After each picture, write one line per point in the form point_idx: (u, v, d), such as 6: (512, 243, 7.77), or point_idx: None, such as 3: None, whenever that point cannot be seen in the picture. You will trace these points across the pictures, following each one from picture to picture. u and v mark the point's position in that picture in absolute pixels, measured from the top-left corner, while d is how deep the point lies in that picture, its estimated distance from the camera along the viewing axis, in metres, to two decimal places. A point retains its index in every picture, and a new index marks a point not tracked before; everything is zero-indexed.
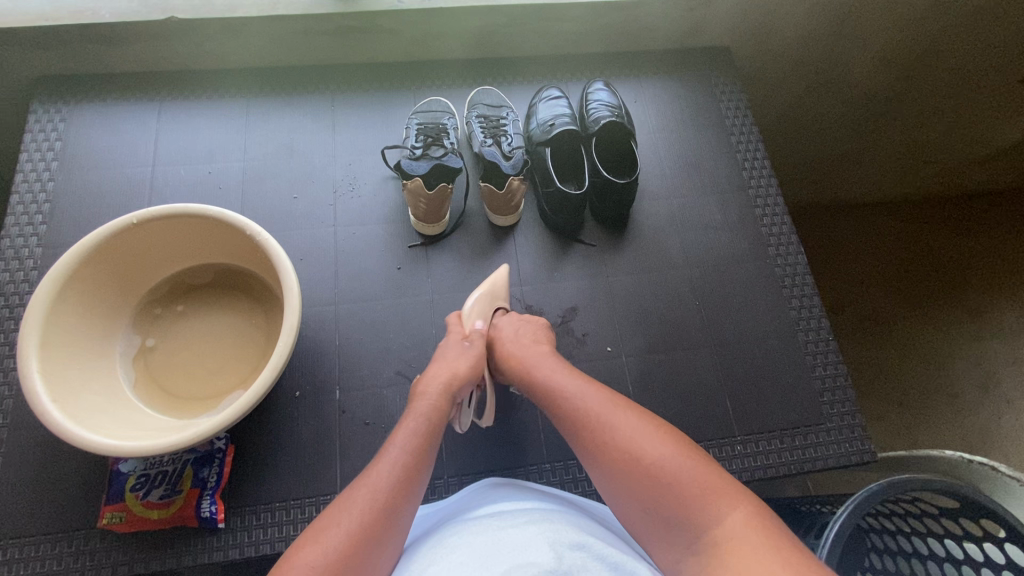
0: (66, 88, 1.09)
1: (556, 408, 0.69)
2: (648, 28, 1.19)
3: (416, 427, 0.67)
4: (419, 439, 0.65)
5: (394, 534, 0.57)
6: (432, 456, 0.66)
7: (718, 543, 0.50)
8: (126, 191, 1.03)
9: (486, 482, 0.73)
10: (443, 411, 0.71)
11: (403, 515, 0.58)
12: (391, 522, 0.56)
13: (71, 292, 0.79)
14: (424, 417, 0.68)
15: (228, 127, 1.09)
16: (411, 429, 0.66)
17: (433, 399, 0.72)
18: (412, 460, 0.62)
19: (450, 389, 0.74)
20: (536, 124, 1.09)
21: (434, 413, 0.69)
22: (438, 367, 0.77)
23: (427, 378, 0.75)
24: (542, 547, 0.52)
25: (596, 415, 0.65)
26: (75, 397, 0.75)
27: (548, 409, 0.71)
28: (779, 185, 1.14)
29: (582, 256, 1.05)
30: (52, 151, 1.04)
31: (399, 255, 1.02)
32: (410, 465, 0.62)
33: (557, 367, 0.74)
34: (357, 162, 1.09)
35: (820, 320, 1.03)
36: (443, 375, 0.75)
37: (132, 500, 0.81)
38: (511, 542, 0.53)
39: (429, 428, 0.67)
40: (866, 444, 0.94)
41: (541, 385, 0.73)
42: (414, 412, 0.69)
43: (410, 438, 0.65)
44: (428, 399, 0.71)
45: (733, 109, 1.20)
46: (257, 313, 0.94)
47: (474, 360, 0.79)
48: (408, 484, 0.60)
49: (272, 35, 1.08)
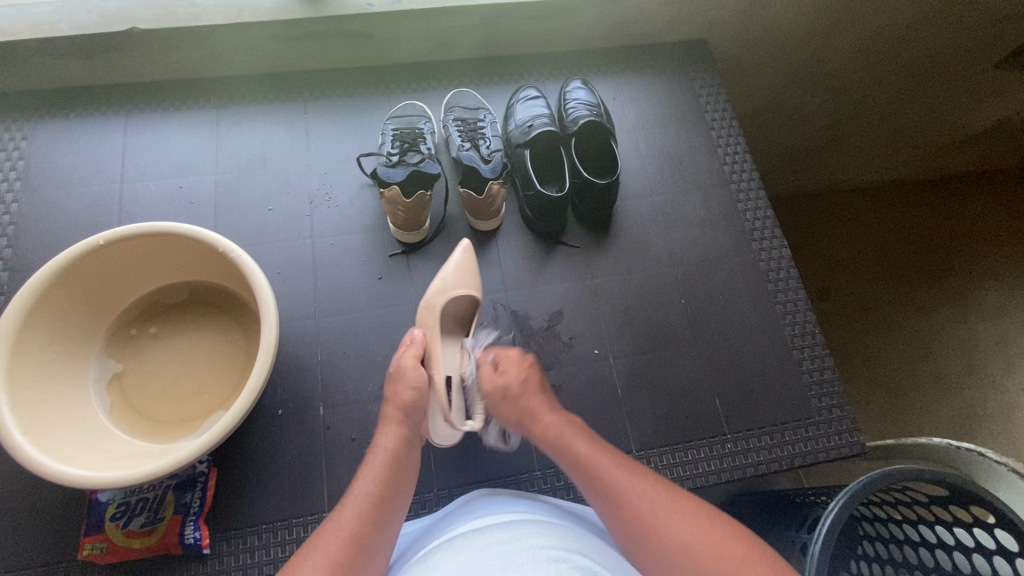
0: (27, 106, 1.05)
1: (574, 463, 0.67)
2: (625, 24, 1.18)
3: (382, 459, 0.66)
4: (383, 471, 0.64)
5: (374, 563, 0.57)
6: (403, 482, 0.65)
7: None
8: (95, 210, 1.00)
9: (473, 493, 0.72)
10: (406, 438, 0.70)
11: (379, 541, 0.58)
12: (364, 553, 0.56)
13: (38, 317, 0.77)
14: (388, 449, 0.67)
15: (199, 138, 1.06)
16: (376, 462, 0.66)
17: (393, 428, 0.70)
18: (379, 490, 0.62)
19: (403, 413, 0.72)
20: (515, 125, 1.07)
21: (394, 441, 0.68)
22: (389, 399, 0.74)
23: (388, 406, 0.73)
24: (527, 565, 0.51)
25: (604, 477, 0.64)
26: (46, 429, 0.73)
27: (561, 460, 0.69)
28: (760, 180, 1.13)
29: (566, 258, 1.03)
30: (16, 170, 1.01)
31: (379, 265, 1.00)
32: (378, 495, 0.61)
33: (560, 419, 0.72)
34: (332, 171, 1.06)
35: (806, 312, 1.03)
36: (393, 404, 0.73)
37: (113, 530, 0.80)
38: (497, 562, 0.52)
39: (397, 458, 0.67)
40: (856, 435, 0.94)
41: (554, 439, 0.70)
42: (376, 445, 0.69)
43: (377, 468, 0.65)
44: (388, 432, 0.70)
45: (712, 103, 1.19)
46: (235, 331, 0.92)
47: (411, 376, 0.74)
48: (378, 515, 0.60)
49: (240, 44, 1.04)
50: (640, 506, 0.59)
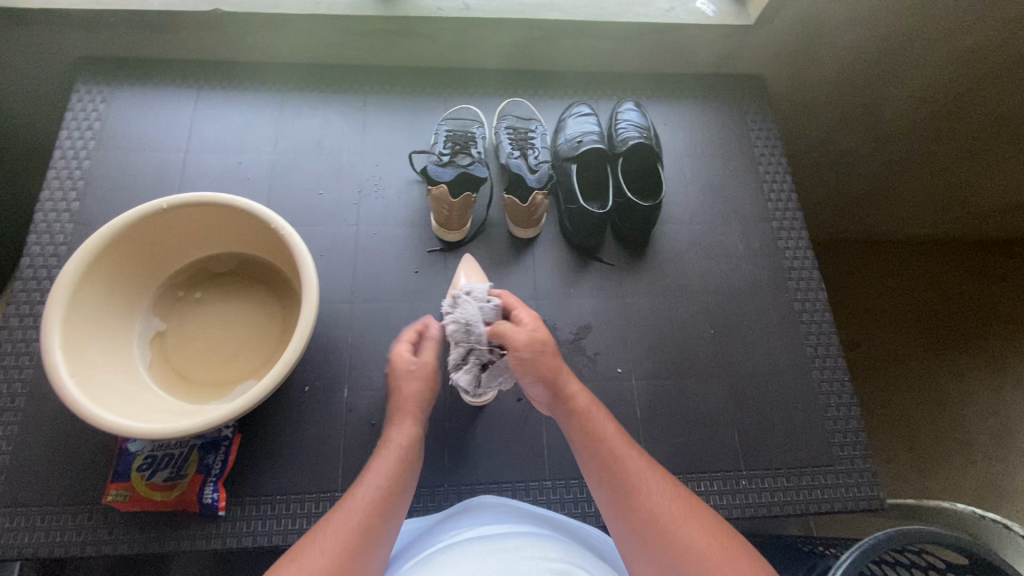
0: (108, 72, 1.12)
1: (576, 429, 0.70)
2: (683, 50, 1.19)
3: (393, 454, 0.67)
4: (393, 465, 0.66)
5: (376, 553, 0.58)
6: (412, 480, 0.67)
7: None
8: (157, 175, 1.05)
9: (475, 500, 0.74)
10: (420, 437, 0.72)
11: (383, 530, 0.60)
12: (371, 546, 0.58)
13: (97, 269, 0.81)
14: (400, 445, 0.69)
15: (261, 118, 1.10)
16: (389, 456, 0.67)
17: (407, 425, 0.72)
18: (389, 484, 0.64)
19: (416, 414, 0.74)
20: (564, 139, 1.09)
21: (409, 438, 0.70)
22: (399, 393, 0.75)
23: (400, 400, 0.75)
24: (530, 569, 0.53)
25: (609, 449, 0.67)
26: (90, 375, 0.77)
27: (564, 425, 0.72)
28: (804, 220, 1.13)
29: (600, 274, 1.04)
30: (91, 130, 1.07)
31: (417, 259, 1.03)
32: (388, 490, 0.63)
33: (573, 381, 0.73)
34: (383, 164, 1.10)
35: (837, 358, 1.01)
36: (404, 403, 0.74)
37: (138, 480, 0.83)
38: (499, 565, 0.54)
39: (407, 455, 0.68)
40: (875, 490, 0.92)
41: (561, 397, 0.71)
42: (390, 440, 0.70)
43: (389, 462, 0.66)
44: (402, 428, 0.72)
45: (762, 138, 1.19)
46: (274, 305, 0.95)
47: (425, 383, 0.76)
48: (384, 509, 0.61)
49: (311, 33, 1.09)
50: (637, 487, 0.63)
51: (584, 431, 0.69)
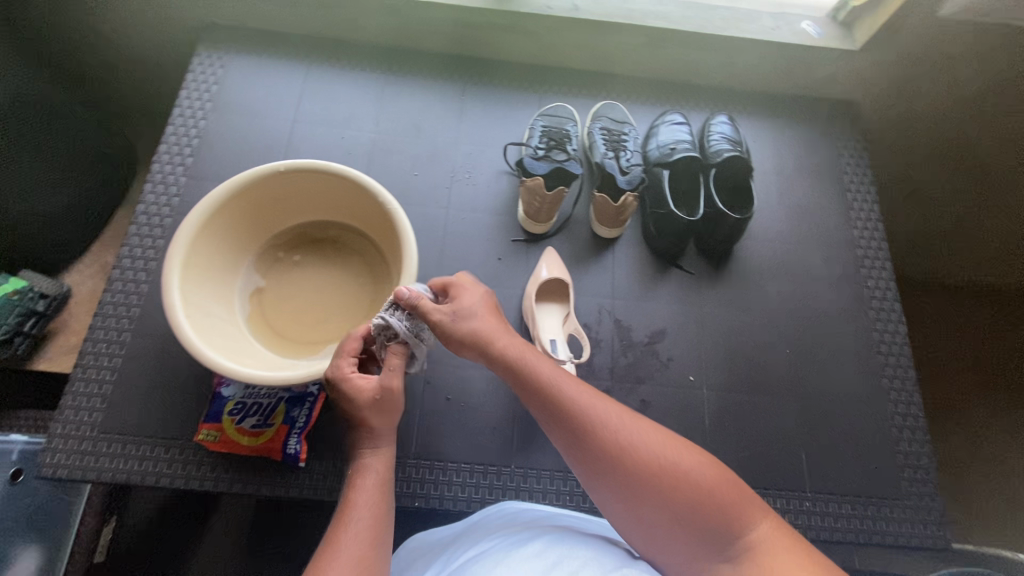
0: (228, 39, 1.18)
1: (531, 390, 0.68)
2: (782, 69, 1.18)
3: (373, 482, 0.64)
4: (377, 492, 0.63)
5: None
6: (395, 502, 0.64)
7: (750, 546, 0.54)
8: (265, 141, 1.11)
9: (494, 509, 0.78)
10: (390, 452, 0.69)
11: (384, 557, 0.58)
12: None
13: (215, 222, 0.87)
14: (376, 471, 0.66)
15: (365, 96, 1.15)
16: (369, 484, 0.64)
17: (374, 445, 0.68)
18: (377, 511, 0.61)
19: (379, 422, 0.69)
20: (656, 145, 1.11)
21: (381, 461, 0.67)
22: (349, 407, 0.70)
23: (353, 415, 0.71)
24: (535, 555, 0.56)
25: (571, 398, 0.65)
26: (201, 319, 0.82)
27: (519, 392, 0.70)
28: (889, 251, 1.11)
29: (678, 281, 1.05)
30: (209, 91, 1.14)
31: (501, 247, 1.06)
32: (377, 516, 0.60)
33: (517, 341, 0.72)
34: (476, 151, 1.13)
35: (913, 393, 1.00)
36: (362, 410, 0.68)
37: (229, 423, 0.88)
38: (507, 557, 0.57)
39: (383, 478, 0.65)
40: (942, 530, 0.91)
41: (509, 360, 0.70)
42: (363, 464, 0.67)
43: (369, 491, 0.63)
44: (372, 450, 0.68)
45: (852, 165, 1.18)
46: (365, 274, 0.99)
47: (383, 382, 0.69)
48: (375, 545, 0.57)
49: (422, 19, 1.13)
50: (608, 430, 0.62)
51: (540, 389, 0.67)
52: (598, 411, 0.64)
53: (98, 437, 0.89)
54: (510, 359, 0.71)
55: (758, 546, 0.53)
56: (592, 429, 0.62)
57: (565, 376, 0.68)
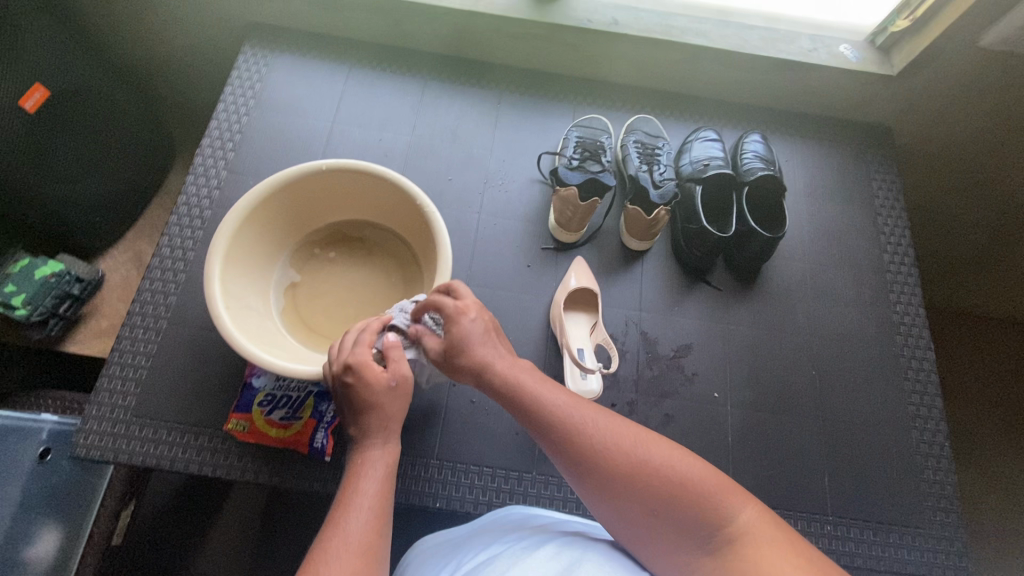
0: (273, 39, 1.21)
1: (516, 402, 0.65)
2: (817, 91, 1.19)
3: (376, 474, 0.63)
4: (379, 483, 0.62)
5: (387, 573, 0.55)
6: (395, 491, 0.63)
7: (736, 536, 0.52)
8: (304, 139, 1.13)
9: (507, 512, 0.79)
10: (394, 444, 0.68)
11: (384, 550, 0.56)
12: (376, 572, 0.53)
13: (258, 216, 0.89)
14: (381, 462, 0.65)
15: (404, 100, 1.18)
16: (372, 476, 0.63)
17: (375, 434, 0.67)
18: (379, 502, 0.60)
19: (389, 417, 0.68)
20: (689, 160, 1.12)
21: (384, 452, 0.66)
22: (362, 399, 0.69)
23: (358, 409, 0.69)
24: (548, 547, 0.56)
25: (557, 408, 0.63)
26: (240, 310, 0.84)
27: (502, 403, 0.67)
28: (919, 277, 1.11)
29: (705, 297, 1.06)
30: (253, 88, 1.16)
31: (531, 254, 1.07)
32: (378, 506, 0.59)
33: (501, 349, 0.70)
34: (510, 159, 1.15)
35: (939, 422, 0.99)
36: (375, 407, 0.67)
37: (258, 414, 0.90)
38: (521, 550, 0.58)
39: (387, 471, 0.64)
40: (966, 562, 0.90)
41: (491, 370, 0.68)
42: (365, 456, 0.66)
43: (372, 482, 0.62)
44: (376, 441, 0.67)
45: (884, 189, 1.18)
46: (397, 275, 1.01)
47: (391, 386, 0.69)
48: (378, 537, 0.56)
49: (464, 27, 1.15)
50: (596, 437, 0.60)
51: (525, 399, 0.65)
52: (585, 419, 0.62)
53: (130, 420, 0.91)
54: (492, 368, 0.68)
55: (746, 536, 0.51)
56: (579, 439, 0.60)
57: (548, 386, 0.66)
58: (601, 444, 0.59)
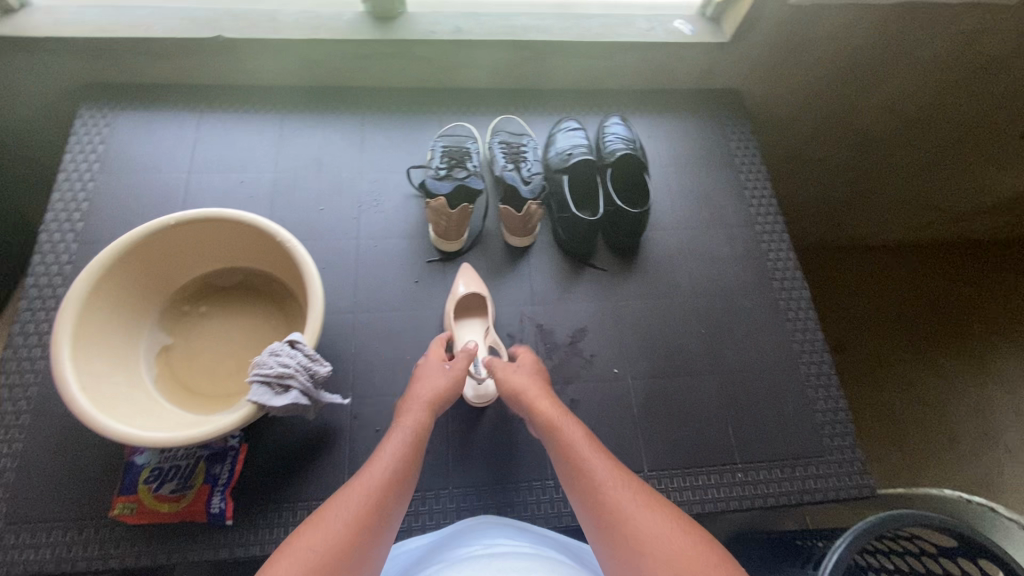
0: (111, 98, 1.15)
1: (562, 448, 0.73)
2: (663, 69, 1.26)
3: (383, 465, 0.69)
4: (388, 475, 0.68)
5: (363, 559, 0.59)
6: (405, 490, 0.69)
7: None
8: (160, 196, 1.08)
9: (484, 518, 0.79)
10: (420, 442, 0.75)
11: (381, 534, 0.62)
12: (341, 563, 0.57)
13: (107, 284, 0.83)
14: (393, 456, 0.71)
15: (263, 139, 1.14)
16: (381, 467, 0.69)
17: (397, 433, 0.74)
18: (381, 496, 0.65)
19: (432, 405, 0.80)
20: (555, 152, 1.15)
21: (397, 449, 0.72)
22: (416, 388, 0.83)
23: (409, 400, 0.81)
24: None
25: (595, 471, 0.68)
26: (99, 385, 0.78)
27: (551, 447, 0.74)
28: (784, 223, 1.18)
29: (593, 279, 1.08)
30: (95, 152, 1.10)
31: (417, 269, 1.06)
32: (375, 498, 0.64)
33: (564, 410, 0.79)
34: (381, 179, 1.14)
35: (822, 353, 1.06)
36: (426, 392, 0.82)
37: (145, 492, 0.84)
38: None
39: (405, 466, 0.70)
40: (866, 478, 0.95)
41: (547, 423, 0.76)
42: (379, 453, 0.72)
43: (378, 476, 0.67)
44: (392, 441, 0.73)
45: (741, 148, 1.26)
46: (278, 317, 0.98)
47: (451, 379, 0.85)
48: (366, 522, 0.61)
49: (311, 57, 1.14)
50: (618, 500, 0.64)
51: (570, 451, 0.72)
52: (615, 481, 0.66)
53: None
54: (552, 424, 0.76)
55: None
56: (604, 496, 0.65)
57: (595, 445, 0.72)
58: (620, 507, 0.63)
